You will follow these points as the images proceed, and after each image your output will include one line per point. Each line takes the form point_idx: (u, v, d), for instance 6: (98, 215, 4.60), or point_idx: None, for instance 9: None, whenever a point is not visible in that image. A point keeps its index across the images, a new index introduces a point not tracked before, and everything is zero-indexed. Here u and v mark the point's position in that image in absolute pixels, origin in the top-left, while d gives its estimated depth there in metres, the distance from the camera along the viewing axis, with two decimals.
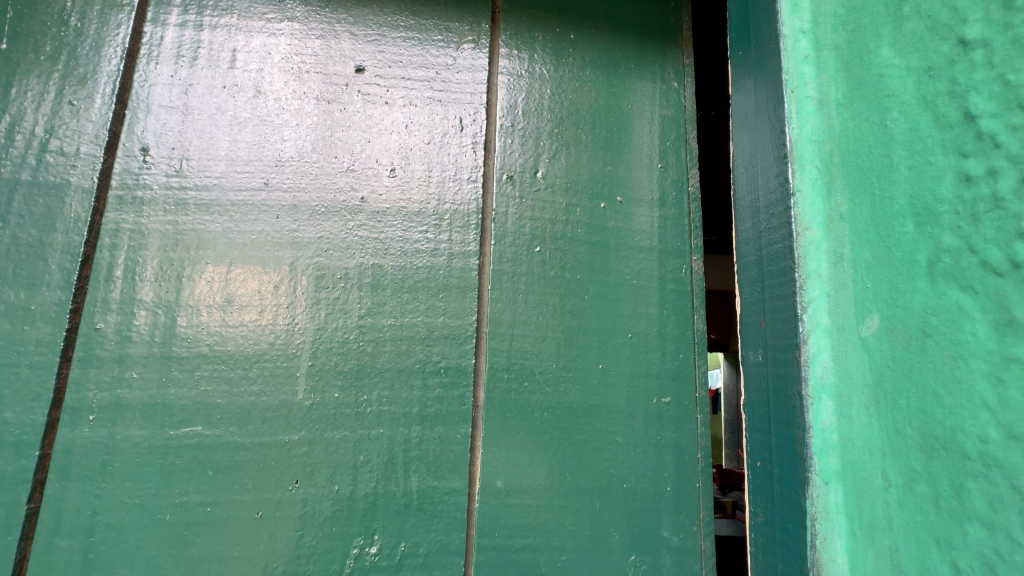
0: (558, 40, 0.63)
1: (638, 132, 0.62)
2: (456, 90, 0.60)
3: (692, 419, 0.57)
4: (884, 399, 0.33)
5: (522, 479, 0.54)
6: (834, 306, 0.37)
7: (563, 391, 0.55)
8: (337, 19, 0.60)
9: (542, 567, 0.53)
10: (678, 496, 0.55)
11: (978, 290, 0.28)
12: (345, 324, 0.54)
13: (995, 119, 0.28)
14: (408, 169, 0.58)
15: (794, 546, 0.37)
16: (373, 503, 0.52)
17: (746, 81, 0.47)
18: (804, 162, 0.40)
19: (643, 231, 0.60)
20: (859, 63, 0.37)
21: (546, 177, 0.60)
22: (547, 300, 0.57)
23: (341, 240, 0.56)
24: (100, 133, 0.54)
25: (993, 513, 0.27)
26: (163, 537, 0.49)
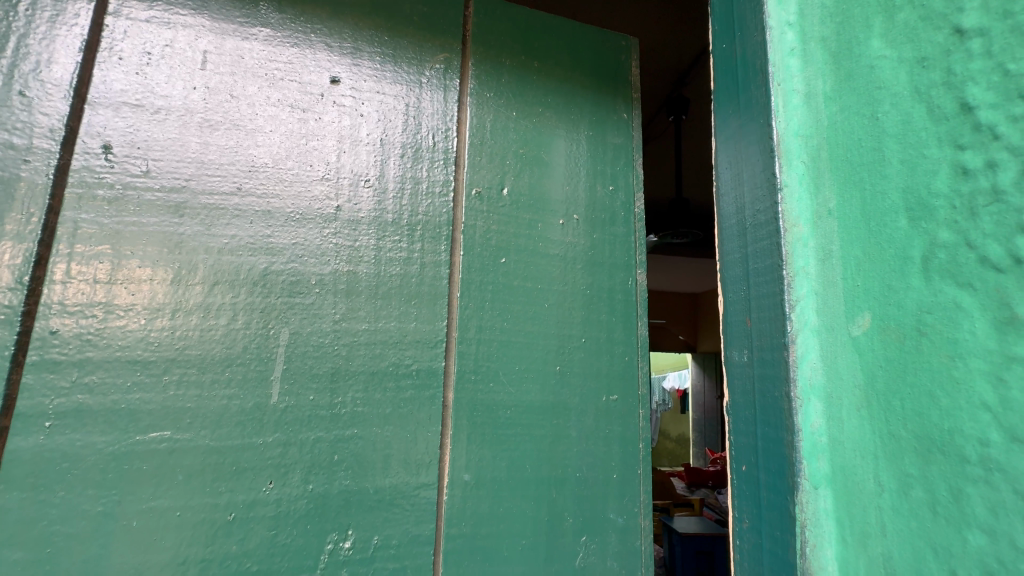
0: (522, 66, 0.64)
1: (553, 167, 0.64)
2: (429, 107, 0.59)
3: (636, 414, 0.62)
4: (876, 401, 0.31)
5: (488, 470, 0.55)
6: (822, 306, 0.36)
7: (525, 390, 0.58)
8: (312, 28, 0.56)
9: (504, 552, 0.54)
10: (625, 482, 0.60)
11: (976, 288, 0.27)
12: (321, 328, 0.51)
13: (994, 110, 0.27)
14: (383, 178, 0.56)
15: (783, 555, 0.35)
16: (348, 500, 0.50)
17: (728, 75, 0.45)
18: (791, 157, 0.39)
19: (595, 247, 0.64)
20: (848, 55, 0.36)
21: (509, 195, 0.61)
22: (509, 309, 0.59)
23: (316, 246, 0.52)
24: (55, 127, 0.46)
25: (996, 520, 0.26)
26: (131, 542, 0.44)
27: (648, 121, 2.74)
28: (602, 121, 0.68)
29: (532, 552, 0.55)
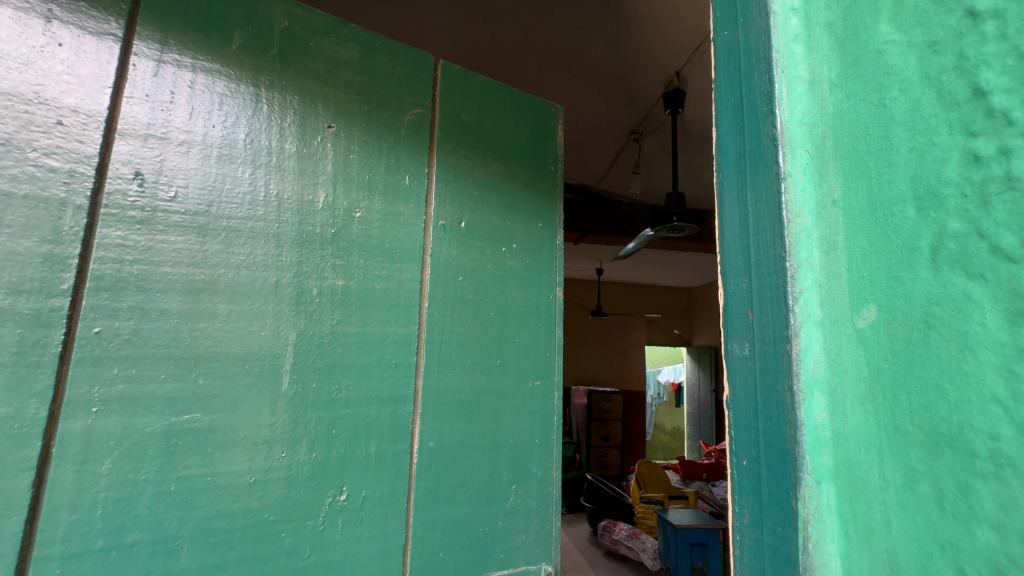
0: (479, 122, 0.85)
1: (486, 215, 0.84)
2: (404, 153, 0.76)
3: (552, 394, 0.89)
4: (881, 395, 0.31)
5: (448, 438, 0.75)
6: (826, 297, 0.35)
7: (473, 377, 0.79)
8: (312, 83, 0.69)
9: (456, 498, 0.75)
10: (543, 443, 0.86)
11: (987, 279, 0.26)
12: (320, 330, 0.65)
13: (1008, 95, 0.27)
14: (368, 211, 0.72)
15: (785, 551, 0.35)
16: (343, 464, 0.66)
17: (730, 61, 0.44)
18: (794, 146, 0.38)
19: (526, 270, 0.88)
20: (854, 40, 0.35)
21: (466, 226, 0.81)
22: (464, 315, 0.79)
23: (317, 262, 0.66)
24: (91, 154, 0.54)
25: (1006, 516, 0.25)
26: (170, 504, 0.55)
27: (643, 114, 2.75)
28: (536, 169, 0.91)
29: (477, 498, 0.78)
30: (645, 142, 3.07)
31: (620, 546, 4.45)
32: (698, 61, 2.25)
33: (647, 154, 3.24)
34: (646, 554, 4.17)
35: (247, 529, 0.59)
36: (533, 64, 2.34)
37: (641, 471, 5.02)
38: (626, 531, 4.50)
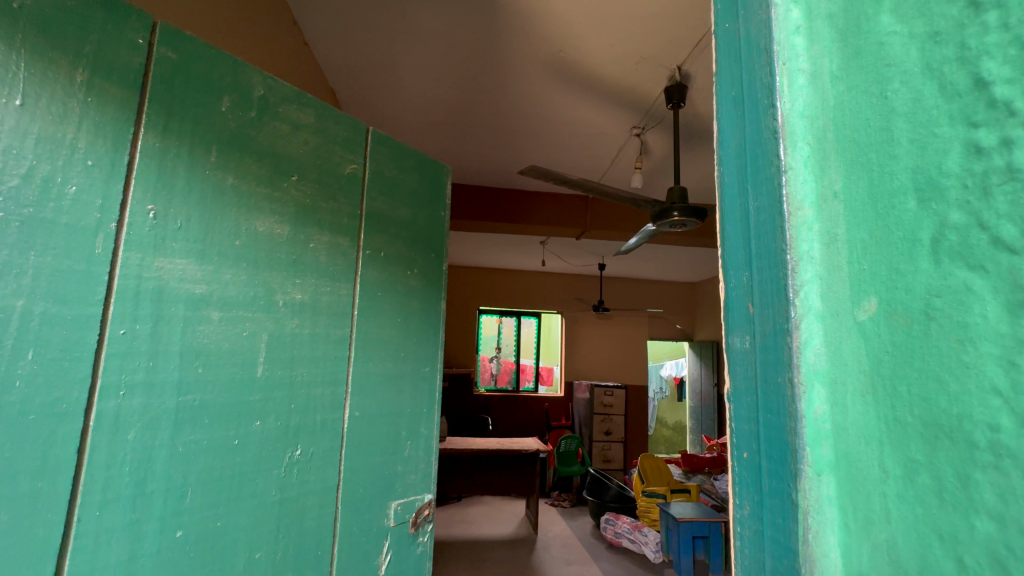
0: (393, 180, 1.31)
1: (398, 249, 1.32)
2: (342, 204, 1.15)
3: (433, 367, 1.45)
4: (881, 385, 0.31)
5: (367, 401, 1.21)
6: (826, 290, 0.35)
7: (383, 358, 1.27)
8: (276, 141, 1.01)
9: (371, 439, 1.22)
10: (427, 401, 1.42)
11: (989, 270, 0.26)
12: (284, 331, 1.02)
13: (1010, 86, 0.26)
14: (320, 245, 1.10)
15: (785, 542, 0.35)
16: (299, 421, 1.04)
17: (731, 54, 0.44)
18: (795, 139, 0.38)
19: (421, 285, 1.40)
20: (856, 31, 0.35)
21: (383, 255, 1.26)
22: (382, 317, 1.26)
23: (282, 281, 1.01)
24: (116, 193, 0.77)
25: (1005, 507, 0.25)
26: (179, 459, 0.84)
27: (643, 111, 2.76)
28: (429, 215, 1.44)
29: (385, 440, 1.27)
30: (647, 137, 3.07)
31: (623, 539, 4.51)
32: (695, 57, 2.25)
33: (650, 149, 3.23)
34: (646, 547, 4.29)
35: (229, 474, 0.91)
36: (531, 64, 2.37)
37: (642, 466, 5.04)
38: (627, 525, 4.61)
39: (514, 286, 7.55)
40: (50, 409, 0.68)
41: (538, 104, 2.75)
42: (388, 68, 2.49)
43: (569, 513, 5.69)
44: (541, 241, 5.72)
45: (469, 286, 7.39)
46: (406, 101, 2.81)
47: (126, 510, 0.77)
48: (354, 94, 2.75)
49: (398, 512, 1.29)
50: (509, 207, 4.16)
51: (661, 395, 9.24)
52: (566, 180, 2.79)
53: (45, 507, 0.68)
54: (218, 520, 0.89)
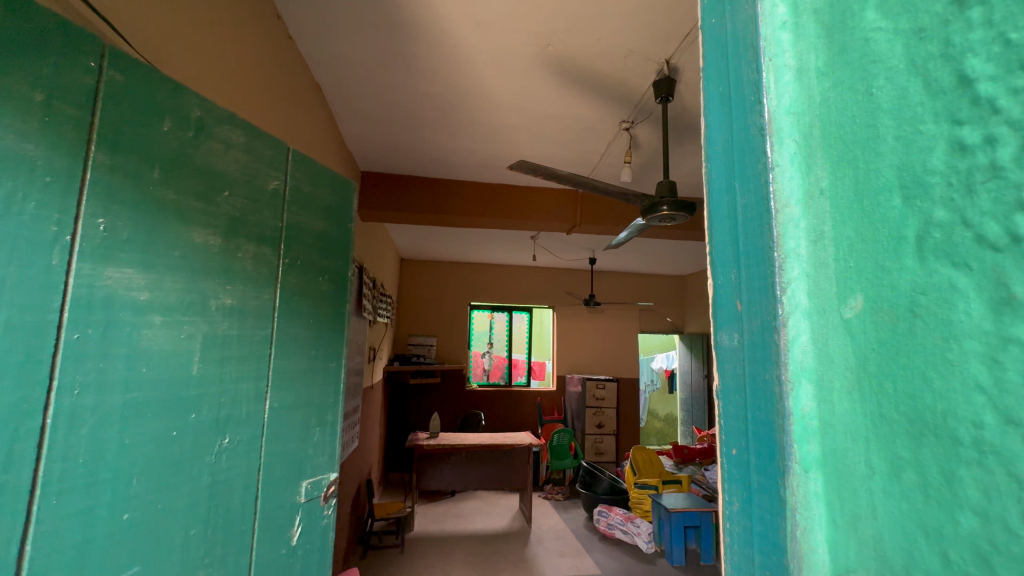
0: (307, 195, 1.45)
1: (310, 259, 1.46)
2: (264, 215, 1.27)
3: (340, 368, 1.60)
4: (867, 382, 0.31)
5: (285, 399, 1.33)
6: (812, 287, 0.35)
7: (299, 357, 1.39)
8: (211, 155, 1.10)
9: (285, 436, 1.32)
10: (334, 399, 1.56)
11: (973, 268, 0.26)
12: (217, 332, 1.11)
13: (994, 83, 0.26)
14: (248, 253, 1.20)
15: (773, 537, 0.35)
16: (229, 417, 1.14)
17: (717, 50, 0.44)
18: (782, 136, 0.37)
19: (328, 292, 1.54)
20: (841, 27, 0.35)
21: (296, 264, 1.38)
22: (298, 319, 1.39)
23: (216, 286, 1.11)
24: (71, 207, 0.81)
25: (988, 502, 0.25)
26: (129, 451, 0.91)
27: (633, 105, 2.75)
28: (336, 228, 1.60)
29: (297, 433, 1.38)
30: (636, 131, 3.07)
31: (616, 531, 4.54)
32: (685, 50, 2.24)
33: (640, 142, 3.23)
34: (640, 537, 4.35)
35: (172, 463, 0.99)
36: (520, 58, 2.35)
37: (635, 458, 5.12)
38: (620, 515, 4.62)
39: (506, 281, 7.55)
40: (13, 410, 0.73)
41: (529, 97, 2.71)
42: (376, 62, 2.44)
43: (562, 506, 5.72)
44: (532, 236, 5.72)
45: (461, 282, 7.38)
46: (394, 96, 2.76)
47: (80, 498, 0.83)
48: (340, 87, 2.69)
49: (308, 489, 1.40)
50: (500, 203, 4.13)
51: (651, 388, 9.29)
52: (556, 175, 2.77)
53: (10, 499, 0.73)
54: (158, 503, 0.96)
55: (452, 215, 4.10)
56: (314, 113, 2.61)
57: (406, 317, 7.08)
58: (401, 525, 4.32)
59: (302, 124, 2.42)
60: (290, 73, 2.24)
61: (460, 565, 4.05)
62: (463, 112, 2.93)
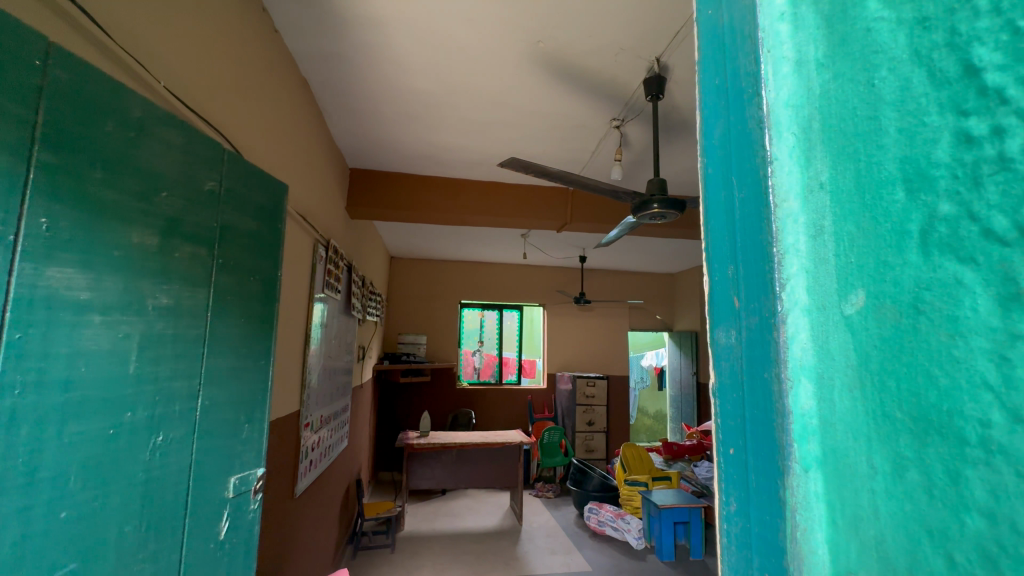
0: (240, 200, 1.53)
1: (242, 261, 1.55)
2: (202, 219, 1.34)
3: (268, 365, 1.69)
4: (869, 380, 0.31)
5: (216, 392, 1.41)
6: (812, 283, 0.35)
7: (230, 354, 1.48)
8: (152, 160, 1.15)
9: (216, 429, 1.40)
10: (262, 394, 1.65)
11: (979, 262, 0.25)
12: (156, 331, 1.17)
13: (1001, 72, 0.25)
14: (185, 256, 1.26)
15: (770, 538, 0.35)
16: (166, 411, 1.20)
17: (712, 43, 0.43)
18: (780, 129, 0.37)
19: (258, 293, 1.63)
20: (842, 19, 0.34)
21: (228, 265, 1.46)
22: (230, 317, 1.47)
23: (155, 286, 1.16)
24: (13, 207, 0.83)
25: (996, 504, 0.24)
26: (69, 444, 0.94)
27: (623, 103, 2.76)
28: (265, 232, 1.69)
29: (228, 428, 1.46)
30: (627, 130, 3.07)
31: (606, 528, 4.57)
32: (673, 48, 2.25)
33: (630, 141, 3.24)
34: (630, 534, 4.39)
35: (109, 455, 1.03)
36: (510, 56, 2.34)
37: (625, 454, 5.14)
38: (610, 513, 4.67)
39: (496, 279, 7.54)
40: None
41: (518, 95, 2.70)
42: (366, 59, 2.41)
43: (552, 504, 5.74)
44: (522, 234, 5.71)
45: (451, 280, 7.35)
46: (384, 93, 2.74)
47: (18, 496, 0.85)
48: (327, 84, 2.65)
49: (237, 484, 1.49)
50: (491, 201, 4.12)
51: (640, 385, 9.32)
52: (547, 172, 2.76)
53: None
54: (96, 500, 1.00)
55: (442, 213, 4.08)
56: (301, 109, 2.57)
57: (396, 316, 7.05)
58: (391, 525, 4.31)
59: (289, 120, 2.38)
60: (277, 69, 2.20)
61: (449, 563, 4.05)
62: (453, 109, 2.91)
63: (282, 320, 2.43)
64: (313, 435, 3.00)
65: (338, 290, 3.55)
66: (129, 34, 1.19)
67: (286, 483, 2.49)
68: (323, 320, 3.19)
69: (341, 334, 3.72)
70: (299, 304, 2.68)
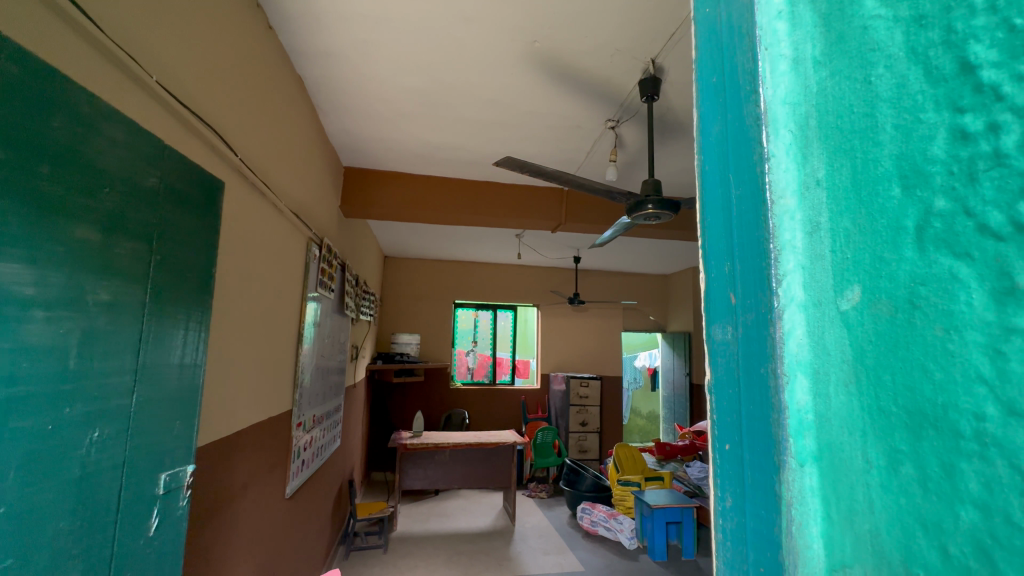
0: (190, 193, 1.44)
1: (188, 259, 1.45)
2: (150, 215, 1.24)
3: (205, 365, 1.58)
4: (865, 376, 0.31)
5: (152, 394, 1.29)
6: (809, 280, 0.35)
7: (169, 353, 1.36)
8: (99, 153, 1.05)
9: (153, 429, 1.29)
10: (197, 395, 1.54)
11: (975, 257, 0.25)
12: (93, 327, 1.07)
13: (997, 69, 0.25)
14: (130, 250, 1.17)
15: (767, 533, 0.35)
16: (102, 410, 1.10)
17: (710, 41, 0.43)
18: (777, 126, 0.37)
19: (199, 291, 1.52)
20: (839, 17, 0.34)
21: (175, 264, 1.37)
22: (170, 317, 1.36)
23: (97, 281, 1.07)
24: None
25: (990, 496, 0.24)
26: (7, 444, 0.86)
27: (619, 104, 2.77)
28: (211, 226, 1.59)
29: (165, 425, 1.35)
30: (621, 131, 3.08)
31: (599, 528, 4.58)
32: (670, 49, 2.25)
33: (625, 142, 3.25)
34: (622, 534, 4.41)
35: (46, 452, 0.94)
36: (506, 55, 2.34)
37: (618, 454, 5.15)
38: (603, 512, 4.69)
39: (491, 279, 7.54)
40: None
41: (514, 94, 2.69)
42: (361, 57, 2.40)
43: (545, 504, 5.73)
44: (516, 234, 5.71)
45: (445, 280, 7.34)
46: (379, 92, 2.72)
47: None
48: (323, 81, 2.63)
49: (167, 482, 1.36)
50: (486, 201, 4.11)
51: (634, 386, 9.31)
52: (543, 171, 2.76)
53: None
54: (30, 497, 0.91)
55: (437, 212, 4.06)
56: (295, 106, 2.54)
57: (389, 315, 7.02)
58: (384, 525, 4.30)
59: (282, 117, 2.36)
60: (271, 66, 2.18)
61: (442, 564, 4.04)
62: (449, 108, 2.89)
63: (275, 318, 2.41)
64: (306, 435, 2.98)
65: (332, 289, 3.54)
66: (120, 28, 1.17)
67: (276, 482, 2.47)
68: (317, 319, 3.17)
69: (334, 333, 3.70)
70: (291, 302, 2.66)
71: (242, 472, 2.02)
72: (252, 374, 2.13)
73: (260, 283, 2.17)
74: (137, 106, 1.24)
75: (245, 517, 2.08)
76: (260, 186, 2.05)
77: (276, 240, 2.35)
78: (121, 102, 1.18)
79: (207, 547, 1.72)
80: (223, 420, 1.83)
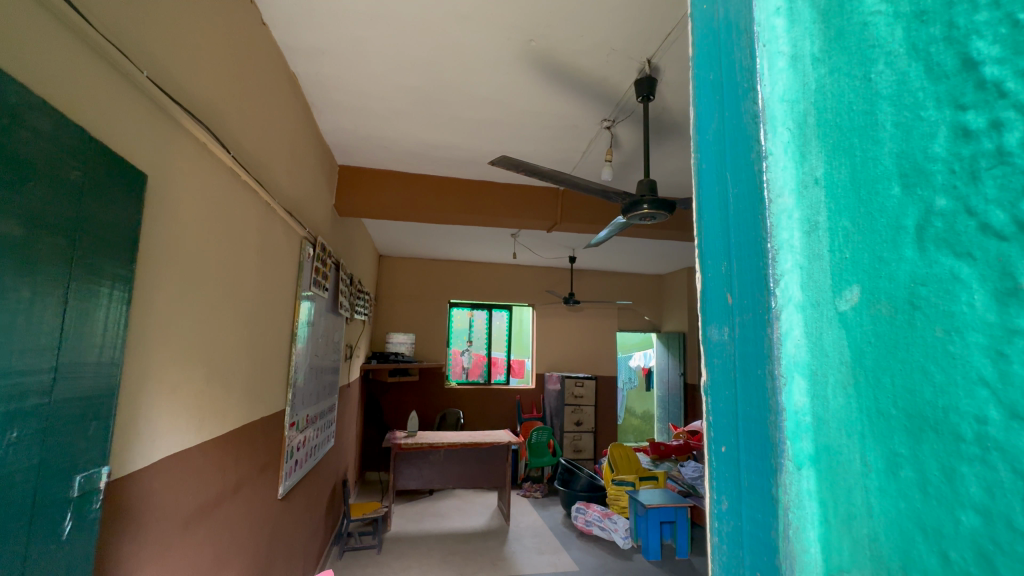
0: (137, 177, 1.27)
1: (133, 256, 1.27)
2: (82, 207, 1.07)
3: (149, 369, 1.38)
4: (861, 377, 0.30)
5: (79, 396, 1.10)
6: (806, 279, 0.34)
7: (104, 353, 1.17)
8: (25, 143, 0.91)
9: (83, 431, 1.11)
10: (138, 399, 1.33)
11: (977, 257, 0.25)
12: (9, 327, 0.89)
13: (1000, 66, 0.25)
14: (55, 243, 1.00)
15: (763, 537, 0.34)
16: (13, 413, 0.92)
17: (707, 36, 0.43)
18: (775, 123, 0.36)
19: (143, 285, 1.33)
20: (839, 13, 0.34)
21: (117, 261, 1.20)
22: (112, 317, 1.19)
23: (15, 276, 0.90)
24: None
25: (991, 500, 0.24)
26: None
27: (614, 104, 2.77)
28: (159, 212, 1.39)
29: (97, 421, 1.15)
30: (617, 131, 3.09)
31: (592, 528, 4.62)
32: (667, 48, 2.25)
33: (621, 142, 3.25)
34: (617, 534, 4.42)
35: None
36: (501, 54, 2.33)
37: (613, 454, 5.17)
38: (597, 512, 4.70)
39: (487, 279, 7.53)
40: None
41: (510, 92, 2.67)
42: (355, 54, 2.38)
43: (540, 504, 5.73)
44: (512, 234, 5.71)
45: (440, 280, 7.32)
46: (374, 90, 2.71)
47: None
48: (317, 78, 2.60)
49: (85, 484, 1.12)
50: (481, 200, 4.11)
51: (628, 386, 9.31)
52: (539, 171, 2.75)
53: None
54: None
55: (432, 211, 4.05)
56: (287, 102, 2.50)
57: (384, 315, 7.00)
58: (377, 525, 4.28)
59: (275, 114, 2.33)
60: (263, 61, 2.15)
61: (436, 564, 4.02)
62: (445, 105, 2.86)
63: (267, 317, 2.38)
64: (299, 434, 2.95)
65: (326, 288, 3.51)
66: (107, 17, 1.13)
67: (268, 484, 2.45)
68: (310, 318, 3.15)
69: (329, 333, 3.69)
70: (284, 301, 2.64)
71: (233, 474, 1.98)
72: (243, 374, 2.09)
73: (251, 282, 2.14)
74: (111, 92, 1.17)
75: (236, 519, 2.04)
76: (252, 184, 2.02)
77: (268, 237, 2.32)
78: (76, 90, 1.06)
79: (194, 554, 1.67)
80: (213, 421, 1.79)
